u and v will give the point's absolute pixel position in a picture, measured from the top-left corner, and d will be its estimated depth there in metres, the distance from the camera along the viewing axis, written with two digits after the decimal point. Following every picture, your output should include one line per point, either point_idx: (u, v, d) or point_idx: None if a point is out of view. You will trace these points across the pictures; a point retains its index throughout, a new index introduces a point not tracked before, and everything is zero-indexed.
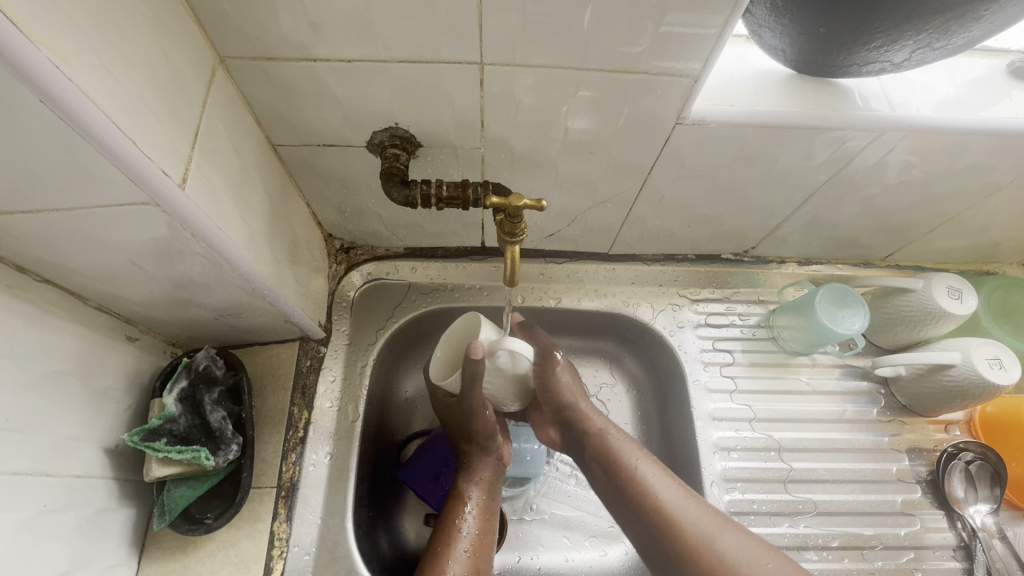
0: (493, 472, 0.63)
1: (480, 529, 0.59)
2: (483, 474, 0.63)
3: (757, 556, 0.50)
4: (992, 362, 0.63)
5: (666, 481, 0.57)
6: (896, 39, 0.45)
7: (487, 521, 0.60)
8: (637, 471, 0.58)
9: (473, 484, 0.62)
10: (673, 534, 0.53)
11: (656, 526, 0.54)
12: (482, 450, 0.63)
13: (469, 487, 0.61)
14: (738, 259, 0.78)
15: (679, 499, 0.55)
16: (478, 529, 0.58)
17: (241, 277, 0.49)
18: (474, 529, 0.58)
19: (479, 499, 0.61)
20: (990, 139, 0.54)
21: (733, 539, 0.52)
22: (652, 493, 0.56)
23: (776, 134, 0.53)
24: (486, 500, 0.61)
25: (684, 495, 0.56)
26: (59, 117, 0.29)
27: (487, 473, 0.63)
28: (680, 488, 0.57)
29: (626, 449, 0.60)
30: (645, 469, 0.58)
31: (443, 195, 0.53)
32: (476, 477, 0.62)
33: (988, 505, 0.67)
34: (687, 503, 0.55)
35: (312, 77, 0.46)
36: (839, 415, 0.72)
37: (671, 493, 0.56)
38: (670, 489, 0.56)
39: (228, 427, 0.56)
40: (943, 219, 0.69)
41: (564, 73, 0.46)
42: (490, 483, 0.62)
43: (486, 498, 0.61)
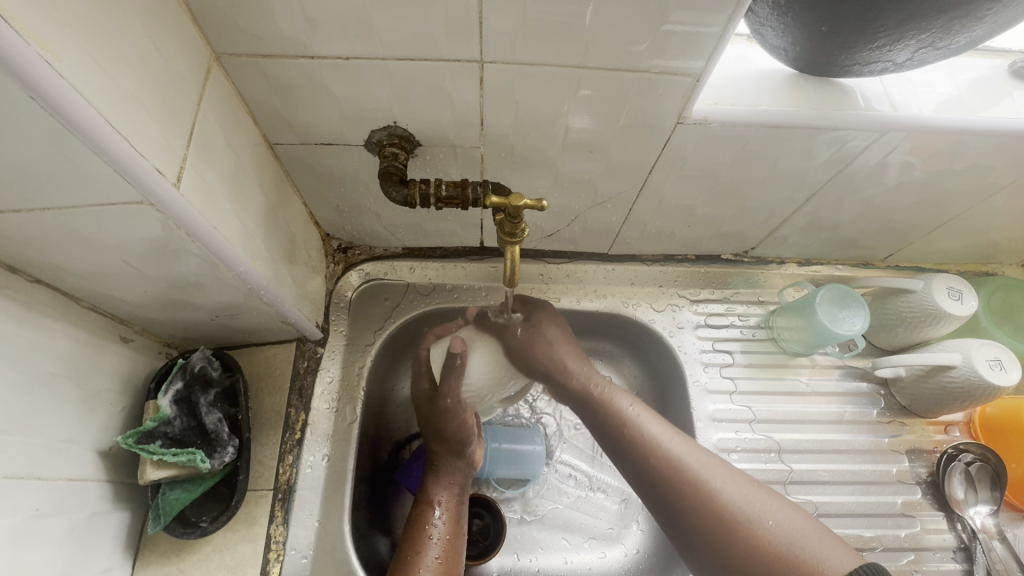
0: (459, 478, 0.64)
1: (448, 535, 0.59)
2: (453, 480, 0.64)
3: (758, 502, 0.52)
4: (993, 363, 0.63)
5: (665, 429, 0.60)
6: (899, 39, 0.45)
7: (456, 523, 0.60)
8: (636, 424, 0.62)
9: (442, 490, 0.63)
10: (674, 483, 0.56)
11: (657, 475, 0.57)
12: (445, 452, 0.65)
13: (436, 491, 0.62)
14: (738, 259, 0.78)
15: (678, 444, 0.58)
16: (447, 534, 0.59)
17: (237, 277, 0.49)
18: (444, 533, 0.59)
19: (447, 504, 0.61)
20: (992, 139, 0.54)
21: (733, 484, 0.54)
22: (650, 442, 0.59)
23: (777, 133, 0.53)
24: (454, 500, 0.62)
25: (683, 441, 0.59)
26: (51, 115, 0.29)
27: (457, 478, 0.64)
28: (677, 434, 0.60)
29: (617, 396, 0.65)
30: (647, 424, 0.61)
31: (442, 194, 0.52)
32: (444, 483, 0.63)
33: (988, 506, 0.67)
34: (688, 450, 0.58)
35: (308, 75, 0.46)
36: (839, 416, 0.72)
37: (671, 441, 0.59)
38: (667, 435, 0.60)
39: (224, 428, 0.56)
40: (943, 219, 0.69)
41: (565, 71, 0.46)
42: (455, 484, 0.63)
43: (454, 503, 0.62)
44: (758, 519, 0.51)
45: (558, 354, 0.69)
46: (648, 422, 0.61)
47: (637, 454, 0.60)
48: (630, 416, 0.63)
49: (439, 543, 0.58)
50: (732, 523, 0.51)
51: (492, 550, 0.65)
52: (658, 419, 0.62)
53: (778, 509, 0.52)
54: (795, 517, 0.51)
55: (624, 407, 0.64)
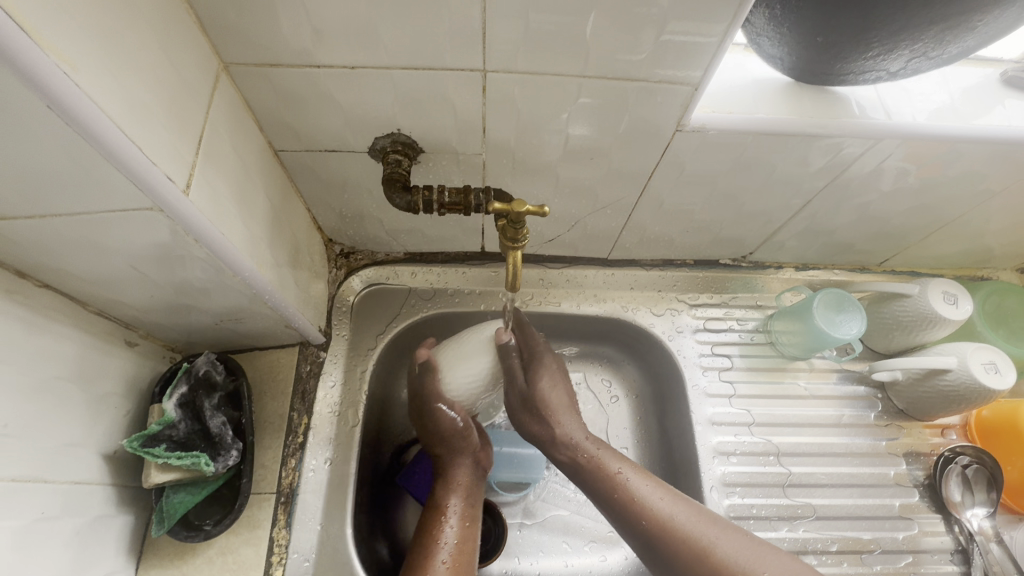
0: (469, 480, 0.63)
1: (460, 540, 0.59)
2: (461, 481, 0.63)
3: (768, 564, 0.51)
4: (988, 366, 0.64)
5: (658, 490, 0.57)
6: (891, 49, 0.46)
7: (466, 528, 0.60)
8: (627, 488, 0.58)
9: (453, 494, 0.62)
10: (673, 548, 0.54)
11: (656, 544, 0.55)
12: (460, 459, 0.64)
13: (448, 496, 0.62)
14: (737, 264, 0.79)
15: (673, 508, 0.56)
16: (456, 540, 0.58)
17: (242, 282, 0.49)
18: (453, 538, 0.59)
19: (458, 510, 0.61)
20: (984, 146, 0.55)
21: (734, 545, 0.53)
22: (647, 511, 0.56)
23: (774, 141, 0.54)
24: (467, 506, 0.62)
25: (679, 503, 0.56)
26: (66, 123, 0.29)
27: (465, 479, 0.63)
28: (672, 495, 0.57)
29: (607, 459, 0.61)
30: (640, 485, 0.58)
31: (444, 201, 0.53)
32: (455, 487, 0.63)
33: (984, 508, 0.67)
34: (684, 512, 0.55)
35: (314, 83, 0.46)
36: (836, 419, 0.73)
37: (663, 502, 0.56)
38: (661, 498, 0.57)
39: (228, 432, 0.56)
40: (938, 225, 0.70)
41: (566, 80, 0.47)
42: (468, 491, 0.63)
43: (466, 506, 0.62)
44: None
45: (552, 398, 0.63)
46: (639, 485, 0.58)
47: (630, 522, 0.56)
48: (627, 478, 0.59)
49: (450, 548, 0.58)
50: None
51: (494, 552, 0.65)
52: (652, 480, 0.59)
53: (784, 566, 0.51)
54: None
55: (615, 468, 0.60)
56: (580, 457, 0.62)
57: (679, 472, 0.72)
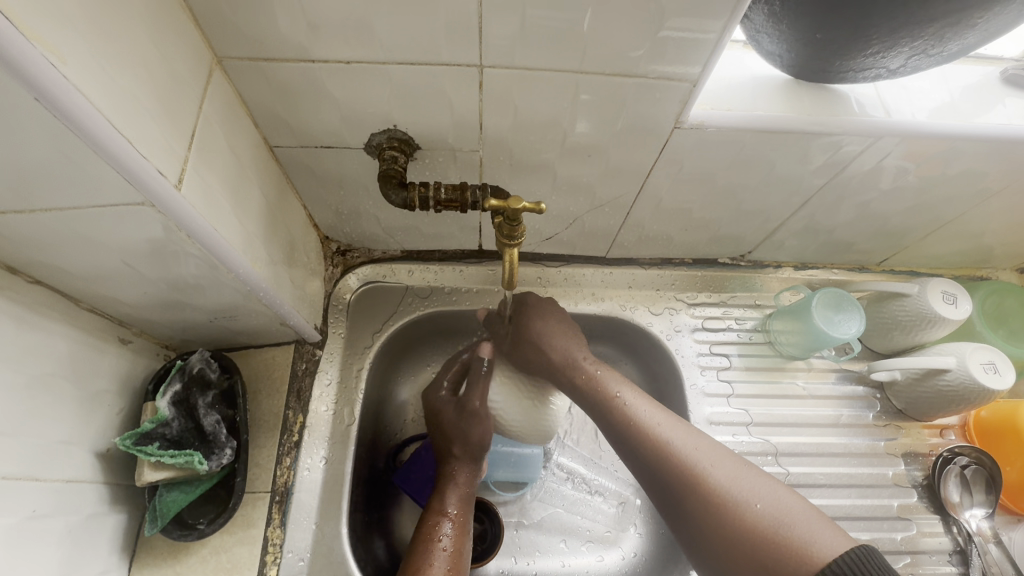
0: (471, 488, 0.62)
1: (456, 547, 0.57)
2: (460, 484, 0.62)
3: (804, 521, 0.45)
4: (988, 366, 0.63)
5: (652, 407, 0.56)
6: (892, 45, 0.46)
7: (464, 531, 0.59)
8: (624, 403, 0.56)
9: (453, 500, 0.61)
10: (666, 470, 0.51)
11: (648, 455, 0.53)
12: (462, 465, 0.63)
13: (449, 501, 0.61)
14: (735, 263, 0.79)
15: (672, 429, 0.53)
16: (454, 547, 0.57)
17: (236, 279, 0.49)
18: (451, 545, 0.57)
19: (457, 517, 0.60)
20: (984, 145, 0.55)
21: (723, 466, 0.50)
22: (638, 423, 0.54)
23: (773, 138, 0.53)
24: (464, 510, 0.61)
25: (678, 424, 0.55)
26: (55, 116, 0.29)
27: (464, 484, 0.62)
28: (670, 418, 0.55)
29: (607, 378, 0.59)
30: (637, 405, 0.56)
31: (441, 197, 0.52)
32: (456, 490, 0.62)
33: (983, 509, 0.67)
34: (684, 431, 0.54)
35: (309, 79, 0.46)
36: (835, 419, 0.72)
37: (663, 426, 0.54)
38: (661, 421, 0.54)
39: (222, 431, 0.56)
40: (937, 224, 0.70)
41: (563, 76, 0.46)
42: (466, 495, 0.62)
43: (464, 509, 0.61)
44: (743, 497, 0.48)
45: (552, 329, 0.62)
46: (638, 406, 0.56)
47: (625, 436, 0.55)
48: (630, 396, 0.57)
49: (447, 548, 0.56)
50: (725, 503, 0.48)
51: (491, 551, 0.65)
52: (650, 401, 0.57)
53: (768, 489, 0.48)
54: (795, 505, 0.46)
55: (614, 389, 0.58)
56: (575, 380, 0.59)
57: None
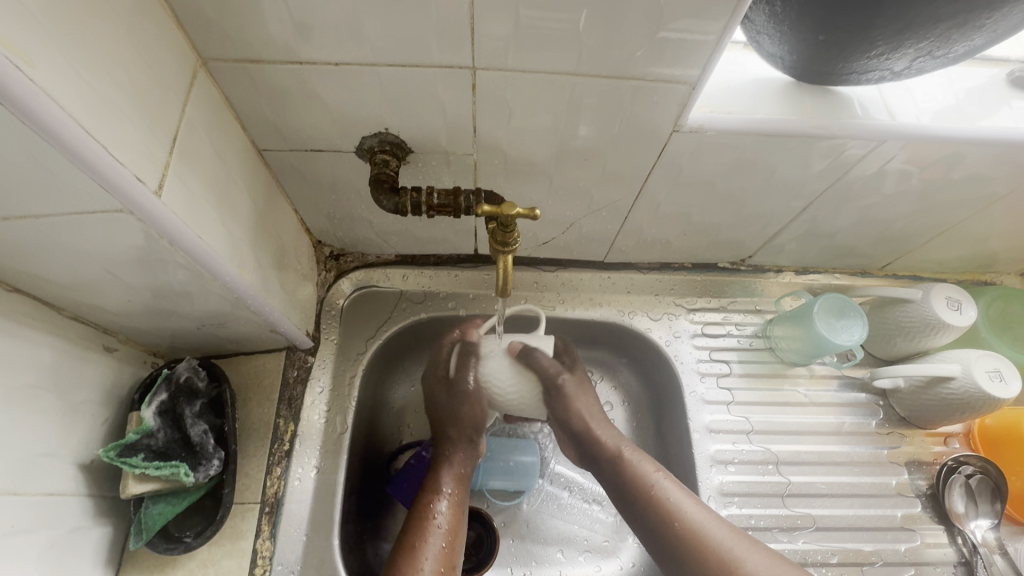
0: (467, 466, 0.64)
1: (450, 532, 0.58)
2: (459, 464, 0.64)
3: None
4: (992, 374, 0.62)
5: (677, 489, 0.59)
6: (896, 47, 0.44)
7: (459, 511, 0.60)
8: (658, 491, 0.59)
9: (449, 476, 0.62)
10: (698, 558, 0.55)
11: (683, 549, 0.56)
12: (462, 444, 0.65)
13: (445, 477, 0.62)
14: (735, 268, 0.78)
15: (694, 511, 0.57)
16: (448, 525, 0.58)
17: (224, 287, 0.48)
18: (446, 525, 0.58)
19: (453, 495, 0.61)
20: (989, 149, 0.54)
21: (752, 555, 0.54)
22: (666, 507, 0.58)
23: (775, 141, 0.52)
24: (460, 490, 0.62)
25: (728, 530, 0.56)
26: (22, 121, 0.27)
27: (461, 463, 0.64)
28: (696, 502, 0.58)
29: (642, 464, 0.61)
30: (670, 490, 0.59)
31: (433, 202, 0.51)
32: (453, 469, 0.63)
33: (989, 520, 0.65)
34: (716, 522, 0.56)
35: (296, 81, 0.45)
36: (837, 427, 0.71)
37: (691, 509, 0.57)
38: (689, 504, 0.58)
39: (209, 441, 0.53)
40: (940, 229, 0.68)
41: (559, 79, 0.45)
42: (463, 475, 0.63)
43: (460, 489, 0.62)
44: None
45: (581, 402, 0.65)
46: (669, 491, 0.59)
47: (667, 535, 0.57)
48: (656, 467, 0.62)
49: (440, 529, 0.58)
50: None
51: (485, 564, 0.63)
52: (673, 479, 0.61)
53: None
54: None
55: (649, 476, 0.60)
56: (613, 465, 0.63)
57: (675, 479, 0.71)
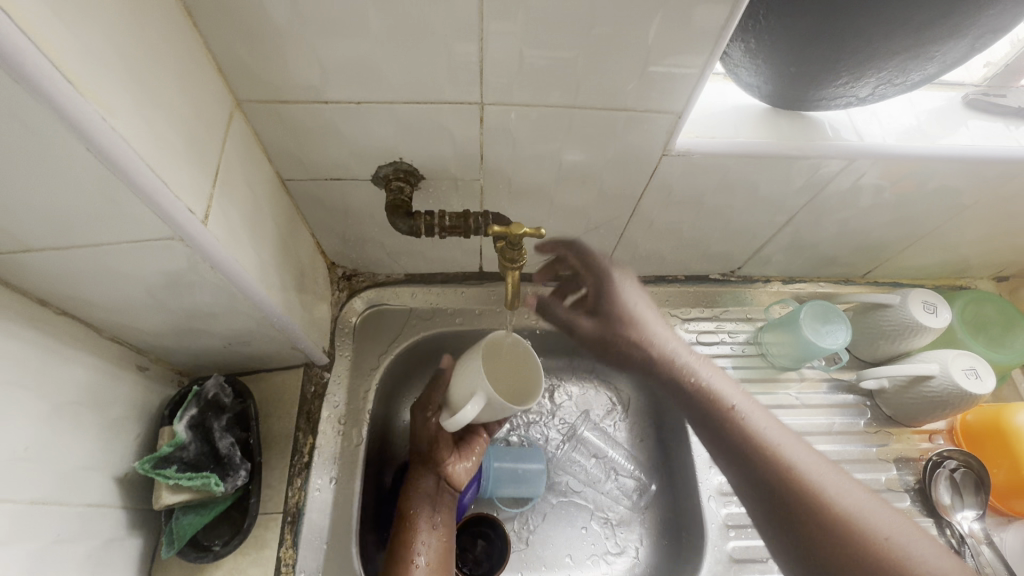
0: (432, 489, 0.64)
1: (433, 562, 0.60)
2: (426, 491, 0.64)
3: (912, 541, 0.51)
4: (969, 371, 0.67)
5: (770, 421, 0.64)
6: (860, 76, 0.50)
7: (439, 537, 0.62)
8: (768, 439, 0.62)
9: (418, 505, 0.64)
10: (769, 466, 0.60)
11: (777, 476, 0.59)
12: (422, 470, 0.65)
13: (414, 506, 0.63)
14: (726, 278, 0.82)
15: (785, 438, 0.62)
16: (429, 554, 0.60)
17: (253, 305, 0.51)
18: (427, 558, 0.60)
19: (426, 522, 0.62)
20: (951, 164, 0.59)
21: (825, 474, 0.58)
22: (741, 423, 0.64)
23: (757, 161, 0.57)
24: (434, 514, 0.63)
25: (802, 446, 0.62)
26: (101, 163, 0.32)
27: (428, 489, 0.64)
28: (771, 420, 0.65)
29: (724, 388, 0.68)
30: (761, 420, 0.64)
31: (446, 224, 0.54)
32: (420, 496, 0.64)
33: (975, 511, 0.68)
34: (802, 450, 0.61)
35: (321, 117, 0.49)
36: (828, 427, 0.75)
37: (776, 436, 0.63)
38: (763, 419, 0.65)
39: (237, 453, 0.56)
40: (914, 238, 0.73)
41: (558, 111, 0.50)
42: (433, 499, 0.64)
43: (432, 514, 0.63)
44: (864, 526, 0.53)
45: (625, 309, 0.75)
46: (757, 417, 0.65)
47: (756, 460, 0.61)
48: (722, 413, 0.66)
49: (422, 561, 0.60)
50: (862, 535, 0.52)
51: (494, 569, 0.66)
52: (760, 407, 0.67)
53: (874, 504, 0.55)
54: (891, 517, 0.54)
55: (730, 399, 0.67)
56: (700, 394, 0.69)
57: (677, 481, 0.75)
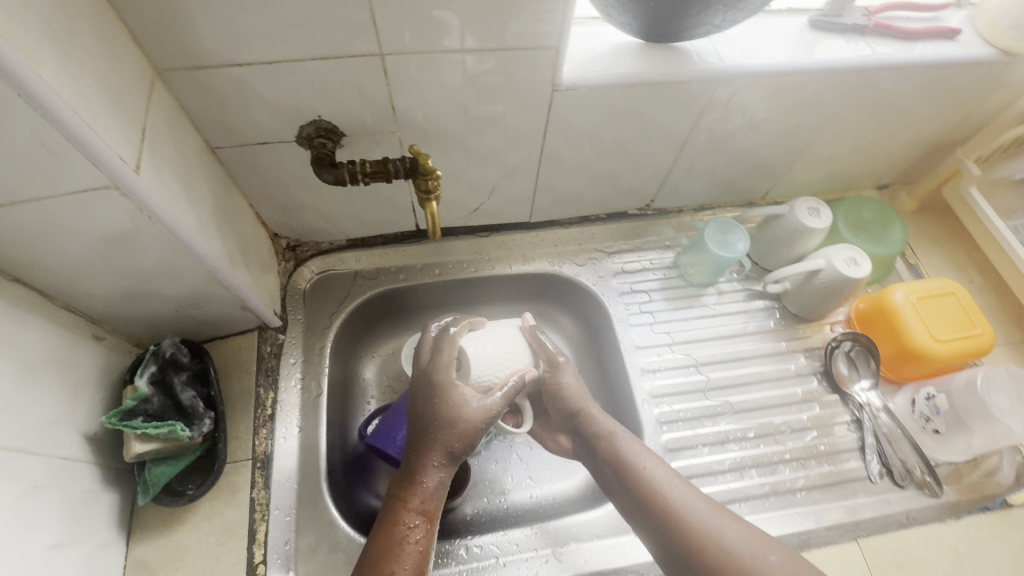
0: (442, 482, 0.58)
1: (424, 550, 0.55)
2: (434, 482, 0.57)
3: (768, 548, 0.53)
4: (850, 261, 0.76)
5: (646, 451, 0.61)
6: (706, 5, 0.58)
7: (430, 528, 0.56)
8: (681, 507, 0.56)
9: (425, 497, 0.57)
10: (678, 541, 0.55)
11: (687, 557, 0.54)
12: (432, 462, 0.57)
13: (423, 499, 0.57)
14: (643, 213, 0.91)
15: (667, 477, 0.59)
16: (420, 545, 0.55)
17: (196, 260, 0.56)
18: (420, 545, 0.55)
19: (425, 513, 0.56)
20: (803, 78, 0.68)
21: (712, 516, 0.55)
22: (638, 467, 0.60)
23: (636, 91, 0.65)
24: (433, 508, 0.57)
25: (687, 488, 0.58)
26: (34, 109, 0.36)
27: (436, 483, 0.57)
28: (660, 464, 0.61)
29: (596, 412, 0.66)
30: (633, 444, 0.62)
31: (367, 170, 0.60)
32: (428, 487, 0.57)
33: (869, 380, 0.78)
34: (678, 493, 0.58)
35: (239, 82, 0.54)
36: (743, 329, 0.85)
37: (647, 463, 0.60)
38: (653, 465, 0.60)
39: (199, 403, 0.61)
40: (795, 154, 0.83)
41: (451, 57, 0.56)
42: (438, 491, 0.57)
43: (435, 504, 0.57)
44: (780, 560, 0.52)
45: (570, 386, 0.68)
46: (632, 445, 0.62)
47: (670, 539, 0.55)
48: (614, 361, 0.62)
49: (414, 546, 0.54)
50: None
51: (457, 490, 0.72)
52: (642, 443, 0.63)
53: (738, 531, 0.54)
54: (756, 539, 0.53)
55: (643, 461, 0.60)
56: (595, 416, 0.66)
57: (615, 396, 0.82)
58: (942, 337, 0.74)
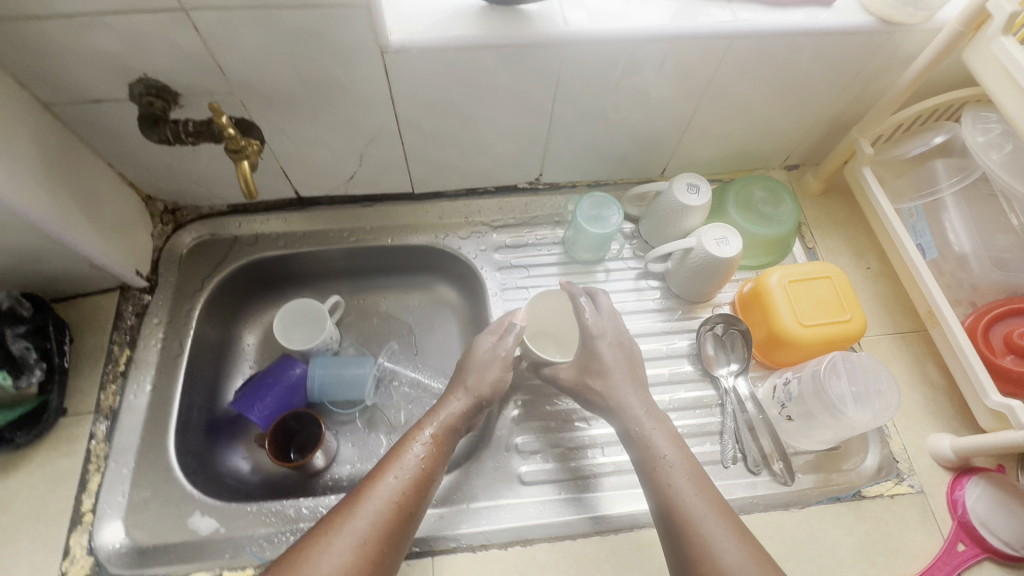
0: (438, 445, 0.61)
1: (391, 514, 0.55)
2: (432, 449, 0.61)
3: None
4: (720, 241, 0.74)
5: (675, 449, 0.61)
6: None
7: (413, 498, 0.57)
8: (684, 502, 0.57)
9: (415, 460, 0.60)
10: (684, 536, 0.55)
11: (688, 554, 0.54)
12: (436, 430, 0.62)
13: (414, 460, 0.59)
14: (533, 187, 0.89)
15: (683, 474, 0.59)
16: (392, 503, 0.55)
17: (12, 215, 0.57)
18: (388, 501, 0.55)
19: (409, 476, 0.58)
20: (662, 44, 0.65)
21: (718, 529, 0.55)
22: (663, 462, 0.60)
23: (476, 54, 0.63)
24: (418, 475, 0.58)
25: (703, 490, 0.58)
26: None
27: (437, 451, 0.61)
28: (689, 463, 0.61)
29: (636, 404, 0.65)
30: (665, 440, 0.62)
31: (188, 130, 0.63)
32: (429, 453, 0.60)
33: (737, 364, 0.76)
34: (697, 499, 0.57)
35: (44, 35, 0.54)
36: (621, 308, 0.83)
37: (676, 458, 0.60)
38: (680, 464, 0.60)
39: (31, 355, 0.64)
40: (682, 128, 0.80)
41: (259, 13, 0.55)
42: (432, 459, 0.60)
43: (420, 475, 0.58)
44: None
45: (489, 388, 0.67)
46: (659, 441, 0.62)
47: (678, 529, 0.55)
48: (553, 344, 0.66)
49: (381, 507, 0.55)
50: None
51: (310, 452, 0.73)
52: (678, 442, 0.63)
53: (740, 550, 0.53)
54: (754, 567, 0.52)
55: (669, 452, 0.61)
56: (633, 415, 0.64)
57: None
58: (807, 322, 0.71)
